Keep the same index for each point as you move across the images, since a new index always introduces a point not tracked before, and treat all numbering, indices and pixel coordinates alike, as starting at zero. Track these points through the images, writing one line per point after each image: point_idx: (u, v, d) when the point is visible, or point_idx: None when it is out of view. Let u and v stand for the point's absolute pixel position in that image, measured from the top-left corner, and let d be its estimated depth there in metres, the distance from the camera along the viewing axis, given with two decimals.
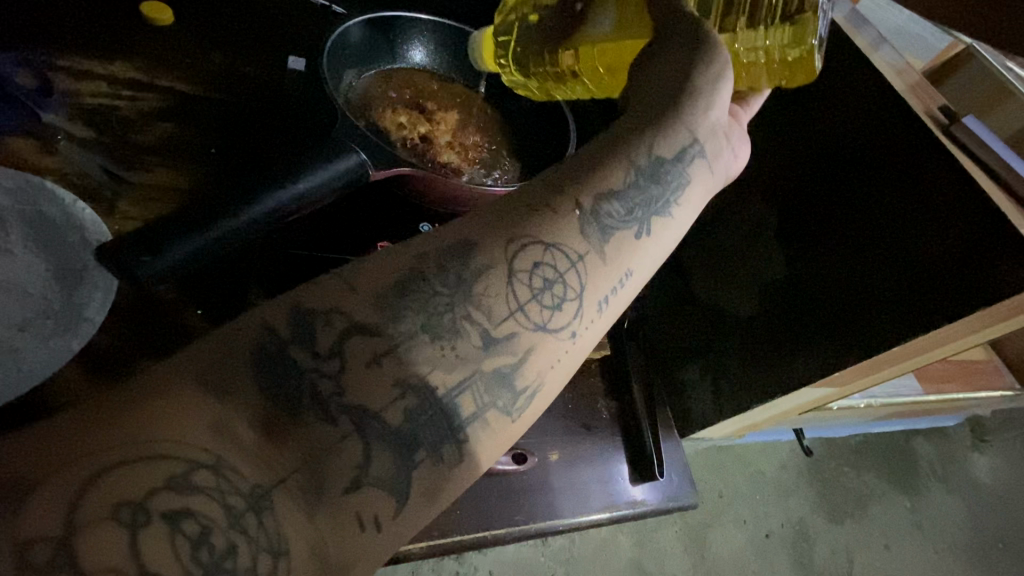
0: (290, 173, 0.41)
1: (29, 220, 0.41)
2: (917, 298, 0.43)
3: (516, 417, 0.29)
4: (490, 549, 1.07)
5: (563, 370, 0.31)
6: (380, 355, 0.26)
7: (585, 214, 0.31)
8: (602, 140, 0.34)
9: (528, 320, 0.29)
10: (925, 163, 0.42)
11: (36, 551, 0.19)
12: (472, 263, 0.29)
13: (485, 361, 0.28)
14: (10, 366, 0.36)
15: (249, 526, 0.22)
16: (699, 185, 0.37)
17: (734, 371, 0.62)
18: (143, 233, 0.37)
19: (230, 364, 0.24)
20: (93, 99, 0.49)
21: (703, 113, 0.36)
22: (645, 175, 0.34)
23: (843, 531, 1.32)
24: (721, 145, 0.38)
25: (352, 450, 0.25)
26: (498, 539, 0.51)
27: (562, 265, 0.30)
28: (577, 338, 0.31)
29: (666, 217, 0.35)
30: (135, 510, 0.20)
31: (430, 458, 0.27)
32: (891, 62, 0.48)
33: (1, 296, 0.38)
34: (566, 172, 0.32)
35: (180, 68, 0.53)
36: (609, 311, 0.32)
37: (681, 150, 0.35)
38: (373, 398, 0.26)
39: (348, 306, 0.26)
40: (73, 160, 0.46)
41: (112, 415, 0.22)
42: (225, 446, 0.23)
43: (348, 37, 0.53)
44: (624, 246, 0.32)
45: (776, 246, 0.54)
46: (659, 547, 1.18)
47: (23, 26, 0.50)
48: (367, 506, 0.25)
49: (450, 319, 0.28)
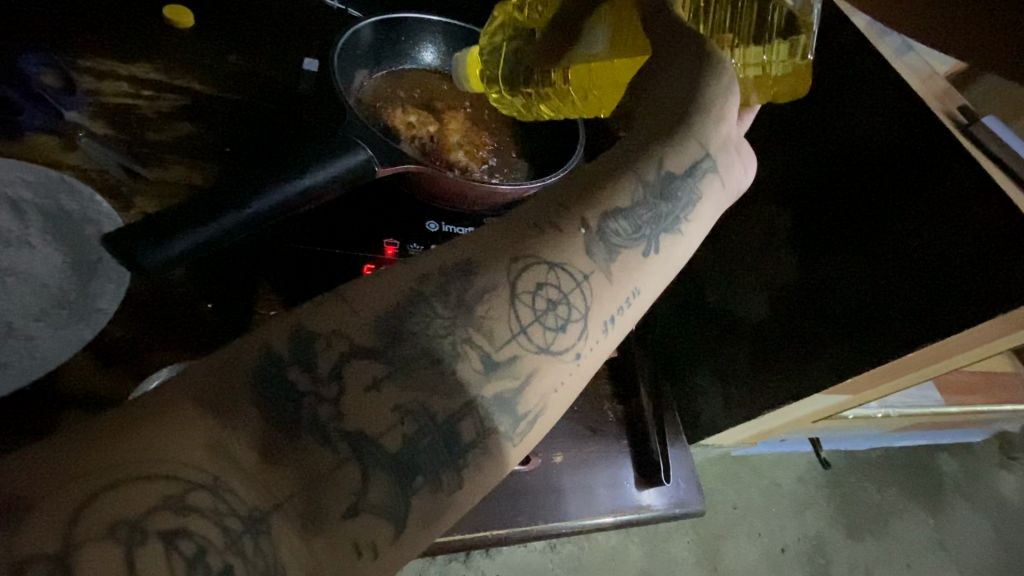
0: (296, 167, 0.41)
1: (49, 213, 0.42)
2: (936, 307, 0.42)
3: (517, 442, 0.29)
4: (497, 553, 1.06)
5: (566, 394, 0.30)
6: (379, 380, 0.26)
7: (590, 232, 0.31)
8: (611, 155, 0.34)
9: (531, 342, 0.29)
10: (944, 173, 0.41)
11: (33, 568, 0.20)
12: (474, 284, 0.28)
13: (486, 386, 0.28)
14: (24, 354, 0.37)
15: (245, 548, 0.22)
16: (710, 201, 0.36)
17: (746, 381, 0.61)
18: (149, 222, 0.38)
19: (230, 383, 0.24)
20: (114, 98, 0.50)
21: (715, 129, 0.35)
22: (653, 192, 0.33)
23: (863, 548, 1.29)
24: (734, 159, 0.37)
25: (350, 477, 0.25)
26: (500, 539, 0.51)
27: (565, 285, 0.30)
28: (581, 360, 0.30)
29: (675, 234, 0.34)
30: (131, 529, 0.21)
31: (428, 485, 0.26)
32: (920, 67, 0.47)
33: (19, 285, 0.39)
34: (572, 190, 0.32)
35: (198, 69, 0.54)
36: (614, 332, 0.32)
37: (690, 165, 0.35)
38: (372, 423, 0.26)
39: (348, 329, 0.26)
40: (93, 157, 0.47)
41: (110, 434, 0.22)
42: (222, 466, 0.23)
43: (359, 38, 0.54)
44: (630, 265, 0.32)
45: (789, 252, 0.53)
46: (671, 557, 1.16)
47: (50, 29, 0.52)
48: (365, 533, 0.24)
49: (450, 343, 0.28)
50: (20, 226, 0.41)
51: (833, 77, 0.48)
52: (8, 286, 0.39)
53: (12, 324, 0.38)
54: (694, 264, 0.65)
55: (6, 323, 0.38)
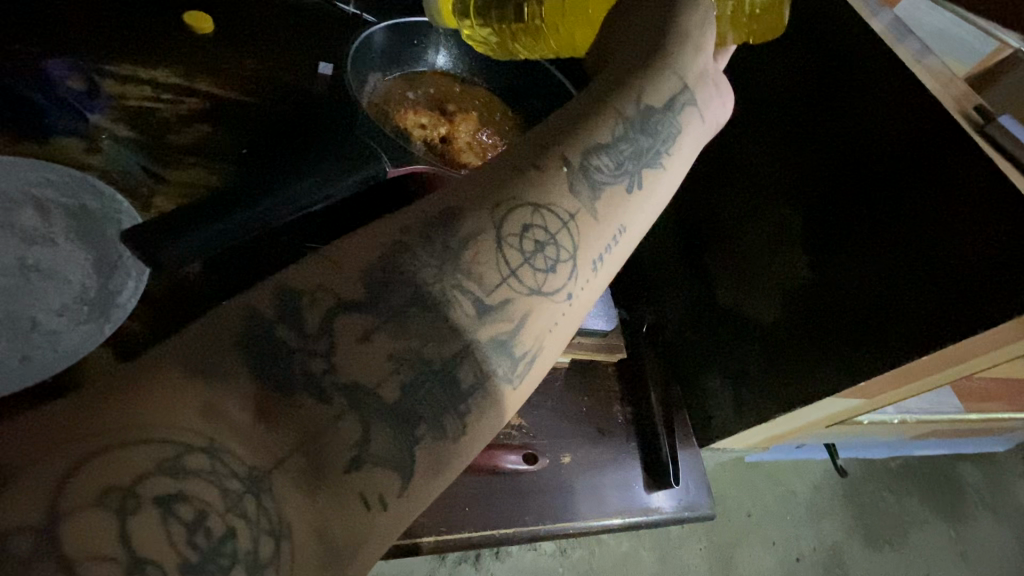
0: (307, 167, 0.44)
1: (72, 212, 0.43)
2: (953, 305, 0.41)
3: (517, 385, 0.30)
4: (507, 555, 1.06)
5: (561, 332, 0.32)
6: (370, 331, 0.27)
7: (573, 170, 0.32)
8: (590, 96, 0.36)
9: (522, 285, 0.30)
10: (954, 163, 0.41)
11: (15, 541, 0.19)
12: (459, 231, 0.29)
13: (481, 330, 0.29)
14: (48, 348, 0.38)
15: (248, 509, 0.23)
16: (688, 135, 0.38)
17: (757, 381, 0.60)
18: (160, 222, 0.39)
19: (214, 345, 0.24)
20: (136, 101, 0.52)
21: (683, 64, 0.38)
22: (632, 128, 0.35)
23: (881, 558, 1.26)
24: (709, 93, 0.40)
25: (350, 428, 0.26)
26: (506, 539, 0.51)
27: (553, 226, 0.31)
28: (573, 300, 0.32)
29: (656, 168, 0.36)
30: (123, 495, 0.21)
31: (430, 432, 0.27)
32: (940, 70, 0.46)
33: (45, 283, 0.40)
34: (552, 132, 0.33)
35: (218, 73, 0.55)
36: (604, 269, 0.33)
37: (665, 100, 0.37)
38: (368, 374, 0.26)
39: (335, 285, 0.27)
40: (116, 159, 0.48)
41: (97, 401, 0.22)
42: (216, 427, 0.23)
43: (371, 42, 0.54)
44: (616, 201, 0.34)
45: (799, 252, 0.53)
46: (684, 564, 1.15)
47: (72, 31, 0.53)
48: (369, 484, 0.25)
49: (440, 290, 0.29)
50: (45, 225, 0.43)
51: (843, 72, 0.48)
52: (33, 283, 0.40)
53: (36, 319, 0.39)
54: (705, 263, 0.64)
55: (31, 318, 0.39)
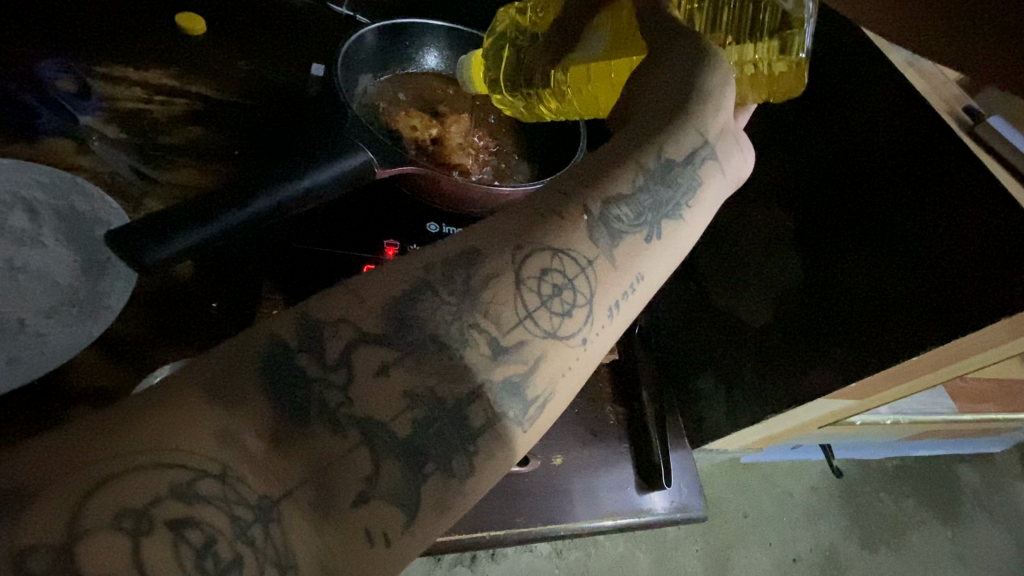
0: (297, 170, 0.43)
1: (61, 214, 0.43)
2: (944, 310, 0.41)
3: (527, 429, 0.29)
4: (502, 557, 1.06)
5: (574, 378, 0.31)
6: (388, 365, 0.27)
7: (593, 217, 0.32)
8: (616, 143, 0.35)
9: (538, 327, 0.30)
10: (946, 173, 0.41)
11: (34, 557, 0.19)
12: (479, 270, 0.29)
13: (495, 371, 0.29)
14: (33, 349, 0.38)
15: (255, 537, 0.23)
16: (711, 190, 0.37)
17: (750, 385, 0.60)
18: (151, 220, 0.39)
19: (235, 372, 0.24)
20: (127, 103, 0.51)
21: (712, 114, 0.37)
22: (654, 179, 0.35)
23: (878, 560, 1.26)
24: (734, 146, 0.39)
25: (360, 461, 0.26)
26: (498, 541, 0.51)
27: (570, 270, 0.31)
28: (588, 345, 0.31)
29: (678, 220, 0.35)
30: (137, 517, 0.21)
31: (439, 470, 0.27)
32: (932, 72, 0.47)
33: (31, 283, 0.40)
34: (575, 179, 0.33)
35: (212, 76, 0.55)
36: (620, 317, 0.33)
37: (690, 153, 0.36)
38: (382, 409, 0.26)
39: (354, 316, 0.27)
40: (106, 159, 0.48)
41: (117, 422, 0.22)
42: (230, 453, 0.23)
43: (362, 44, 0.55)
44: (634, 251, 0.33)
45: (792, 255, 0.53)
46: (680, 565, 1.14)
47: (67, 36, 0.53)
48: (375, 520, 0.25)
49: (458, 328, 0.28)
50: (33, 226, 0.42)
51: (837, 79, 0.48)
52: (20, 283, 0.40)
53: (23, 320, 0.39)
54: (699, 266, 0.64)
55: (17, 319, 0.39)
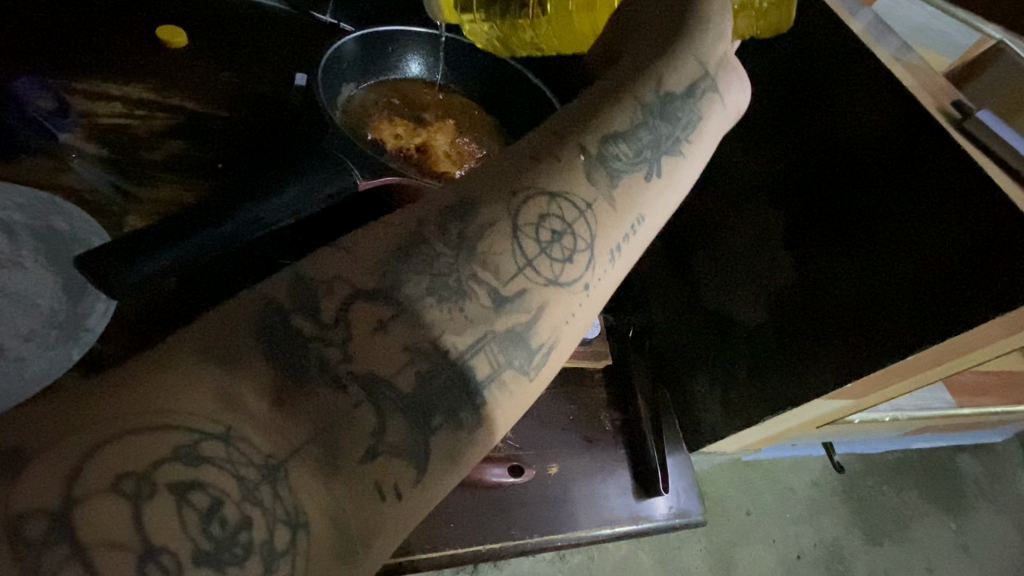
0: (270, 190, 0.42)
1: (40, 234, 0.43)
2: (934, 279, 0.41)
3: (533, 376, 0.30)
4: (505, 564, 1.05)
5: (576, 325, 0.32)
6: (386, 322, 0.27)
7: (590, 157, 0.33)
8: (605, 88, 0.37)
9: (538, 275, 0.31)
10: (924, 154, 0.41)
11: (30, 525, 0.20)
12: (476, 220, 0.30)
13: (498, 321, 0.29)
14: (14, 375, 0.37)
15: (263, 497, 0.23)
16: (708, 123, 0.40)
17: (744, 381, 0.59)
18: (119, 244, 0.38)
19: (233, 336, 0.25)
20: (107, 118, 0.51)
21: (705, 49, 0.40)
22: (651, 116, 0.37)
23: (883, 553, 1.25)
24: (730, 77, 0.41)
25: (365, 417, 0.26)
26: (494, 554, 0.50)
27: (570, 215, 0.32)
28: (590, 291, 0.33)
29: (675, 156, 0.37)
30: (138, 481, 0.21)
31: (447, 423, 0.27)
32: (920, 66, 0.46)
33: (10, 306, 0.39)
34: (568, 123, 0.34)
35: (192, 88, 0.55)
36: (621, 259, 0.34)
37: (686, 87, 0.38)
38: (381, 363, 0.27)
39: (349, 274, 0.27)
40: (85, 177, 0.47)
41: (117, 383, 0.23)
42: (233, 414, 0.24)
43: (342, 52, 0.54)
44: (634, 190, 0.35)
45: (781, 250, 0.53)
46: (683, 565, 1.13)
47: (47, 40, 0.53)
48: (385, 475, 0.26)
49: (457, 280, 0.29)
50: (11, 248, 0.42)
51: (822, 58, 0.48)
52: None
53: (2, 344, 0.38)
54: (689, 264, 0.64)
55: None
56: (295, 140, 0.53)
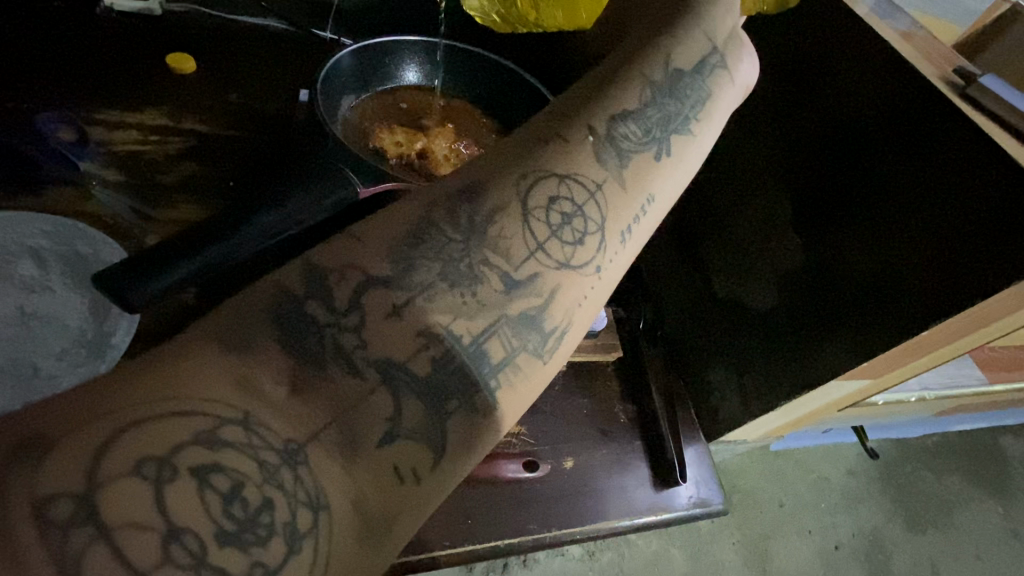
0: (274, 200, 0.44)
1: (65, 259, 0.45)
2: (948, 252, 0.40)
3: (547, 359, 0.31)
4: (534, 564, 1.04)
5: (590, 306, 0.33)
6: (400, 307, 0.28)
7: (599, 139, 0.34)
8: (612, 69, 0.38)
9: (550, 258, 0.31)
10: (933, 116, 0.40)
11: (56, 507, 0.20)
12: (485, 204, 0.31)
13: (510, 305, 0.30)
14: (49, 392, 0.40)
15: (285, 480, 0.24)
16: (718, 101, 0.40)
17: (760, 369, 0.58)
18: (133, 259, 0.40)
19: (247, 323, 0.26)
20: (124, 146, 0.53)
21: (709, 32, 0.41)
22: (660, 94, 0.38)
23: (926, 541, 1.21)
24: (739, 54, 0.42)
25: (382, 402, 0.27)
26: (514, 549, 0.50)
27: (579, 197, 0.33)
28: (603, 272, 0.33)
29: (685, 134, 0.38)
30: (160, 464, 0.22)
31: (463, 407, 0.28)
32: (927, 40, 0.45)
33: (42, 328, 0.42)
34: (574, 103, 0.36)
35: (202, 111, 0.57)
36: (631, 242, 0.35)
37: (694, 64, 0.40)
38: (399, 348, 0.28)
39: (361, 261, 0.28)
40: (106, 203, 0.50)
41: (139, 371, 0.23)
42: (251, 399, 0.24)
43: (339, 67, 0.55)
44: (645, 168, 0.35)
45: (789, 231, 0.52)
46: (716, 560, 1.11)
47: (71, 68, 0.56)
48: (403, 457, 0.27)
49: (468, 265, 0.29)
50: (40, 274, 0.44)
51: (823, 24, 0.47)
52: (32, 329, 0.41)
53: (37, 365, 0.40)
54: (697, 252, 0.63)
55: (31, 363, 0.40)
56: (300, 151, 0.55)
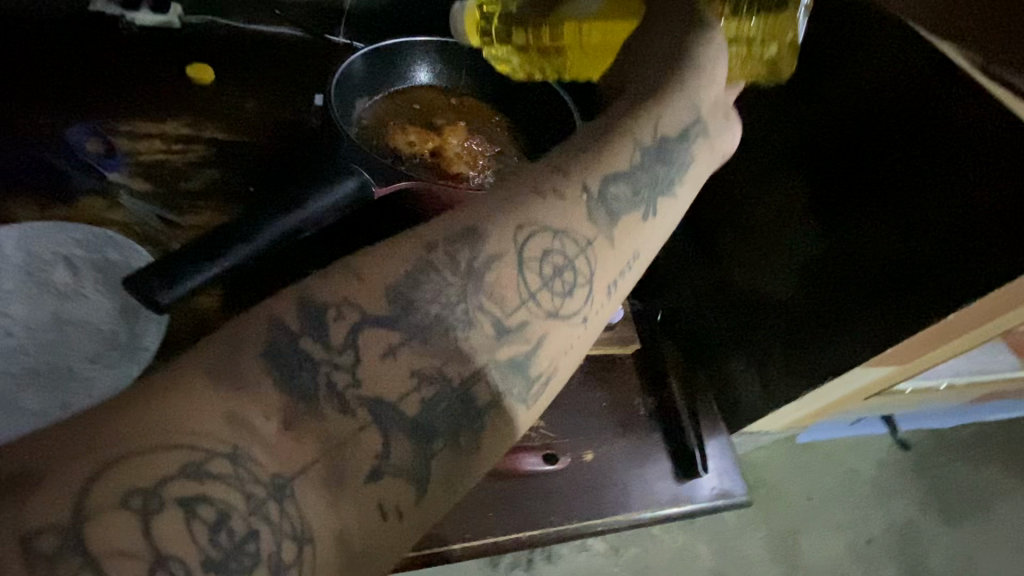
0: (293, 202, 0.45)
1: (97, 266, 0.47)
2: (974, 233, 0.39)
3: (529, 406, 0.32)
4: (559, 558, 1.04)
5: (574, 354, 0.33)
6: (394, 347, 0.28)
7: (591, 198, 0.34)
8: (606, 123, 0.38)
9: (541, 308, 0.32)
10: (948, 101, 0.39)
11: (43, 538, 0.21)
12: (479, 252, 0.31)
13: (499, 350, 0.31)
14: (83, 392, 0.42)
15: (271, 512, 0.24)
16: (704, 161, 0.41)
17: (777, 364, 0.58)
18: (161, 262, 0.41)
19: (239, 356, 0.26)
20: (150, 155, 0.55)
21: (710, 69, 0.41)
22: (651, 155, 0.37)
23: (963, 533, 1.17)
24: (726, 123, 0.42)
25: (371, 440, 0.27)
26: (534, 540, 0.51)
27: (571, 251, 0.33)
28: (588, 323, 0.33)
29: (670, 198, 0.38)
30: (145, 497, 0.22)
31: (448, 449, 0.28)
32: (945, 19, 0.44)
33: (77, 333, 0.44)
34: (577, 142, 0.36)
35: (221, 119, 0.58)
36: (616, 295, 0.35)
37: (681, 130, 0.39)
38: (390, 390, 0.28)
39: (355, 300, 0.28)
40: (135, 211, 0.52)
41: (128, 401, 0.24)
42: (242, 434, 0.25)
43: (352, 72, 0.56)
44: (634, 228, 0.36)
45: (808, 218, 0.51)
46: (744, 555, 1.10)
47: (88, 91, 0.57)
48: (388, 494, 0.27)
49: (462, 310, 0.30)
50: (74, 279, 0.46)
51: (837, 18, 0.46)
52: (68, 333, 0.44)
53: (72, 367, 0.42)
54: (715, 243, 0.62)
55: (68, 365, 0.42)
56: (319, 156, 0.57)
